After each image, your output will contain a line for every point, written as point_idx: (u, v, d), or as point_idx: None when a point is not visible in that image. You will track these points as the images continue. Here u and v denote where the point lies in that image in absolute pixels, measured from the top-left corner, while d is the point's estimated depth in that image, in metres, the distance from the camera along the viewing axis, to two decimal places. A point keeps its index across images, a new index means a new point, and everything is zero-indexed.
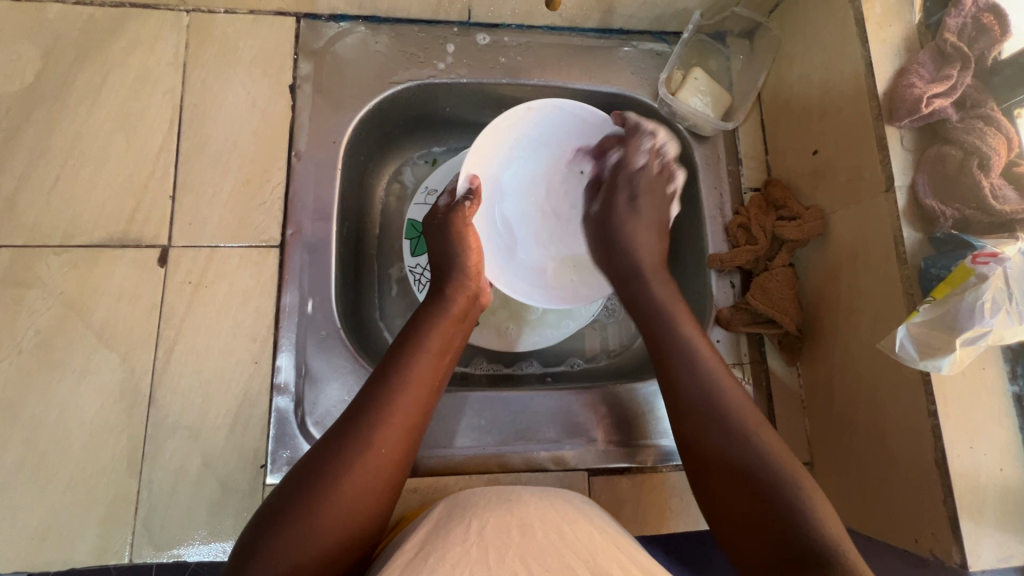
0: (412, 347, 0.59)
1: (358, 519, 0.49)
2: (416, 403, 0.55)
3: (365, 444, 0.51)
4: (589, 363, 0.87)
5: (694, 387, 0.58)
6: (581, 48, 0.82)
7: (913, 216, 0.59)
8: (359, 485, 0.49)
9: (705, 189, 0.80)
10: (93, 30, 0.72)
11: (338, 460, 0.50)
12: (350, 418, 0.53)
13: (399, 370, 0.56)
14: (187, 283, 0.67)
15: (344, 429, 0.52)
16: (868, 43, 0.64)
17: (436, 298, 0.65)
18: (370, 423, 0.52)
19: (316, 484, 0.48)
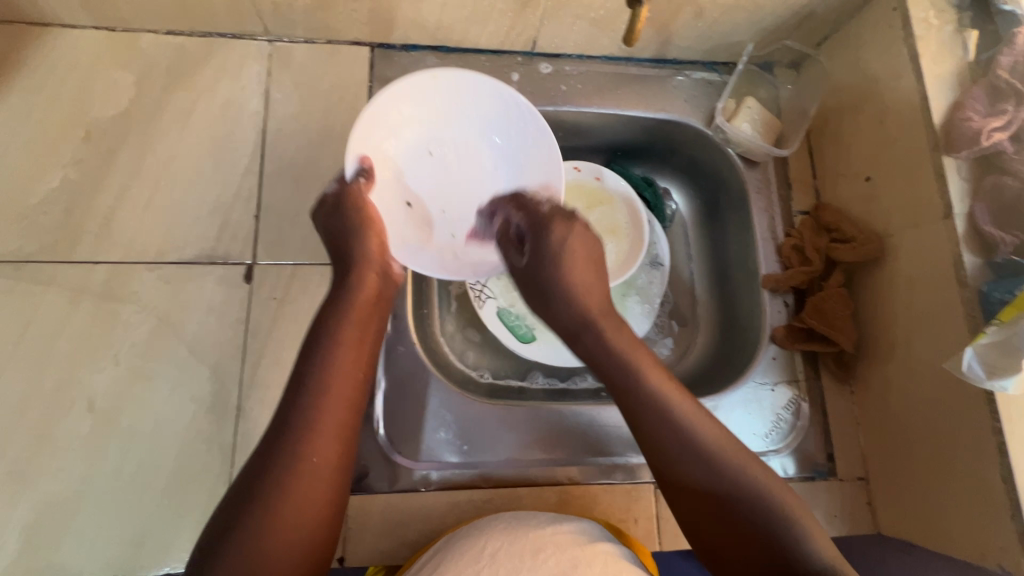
0: (325, 348, 0.55)
1: (305, 537, 0.49)
2: (338, 406, 0.53)
3: (291, 468, 0.49)
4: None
5: (652, 420, 0.56)
6: (637, 77, 0.86)
7: (973, 242, 0.62)
8: (297, 508, 0.48)
9: (757, 212, 0.83)
10: (182, 59, 0.76)
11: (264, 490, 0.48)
12: (271, 442, 0.50)
13: (314, 377, 0.53)
14: (272, 299, 0.70)
15: (272, 457, 0.50)
16: (923, 78, 0.67)
17: (351, 281, 0.60)
18: (290, 448, 0.50)
19: (252, 517, 0.47)
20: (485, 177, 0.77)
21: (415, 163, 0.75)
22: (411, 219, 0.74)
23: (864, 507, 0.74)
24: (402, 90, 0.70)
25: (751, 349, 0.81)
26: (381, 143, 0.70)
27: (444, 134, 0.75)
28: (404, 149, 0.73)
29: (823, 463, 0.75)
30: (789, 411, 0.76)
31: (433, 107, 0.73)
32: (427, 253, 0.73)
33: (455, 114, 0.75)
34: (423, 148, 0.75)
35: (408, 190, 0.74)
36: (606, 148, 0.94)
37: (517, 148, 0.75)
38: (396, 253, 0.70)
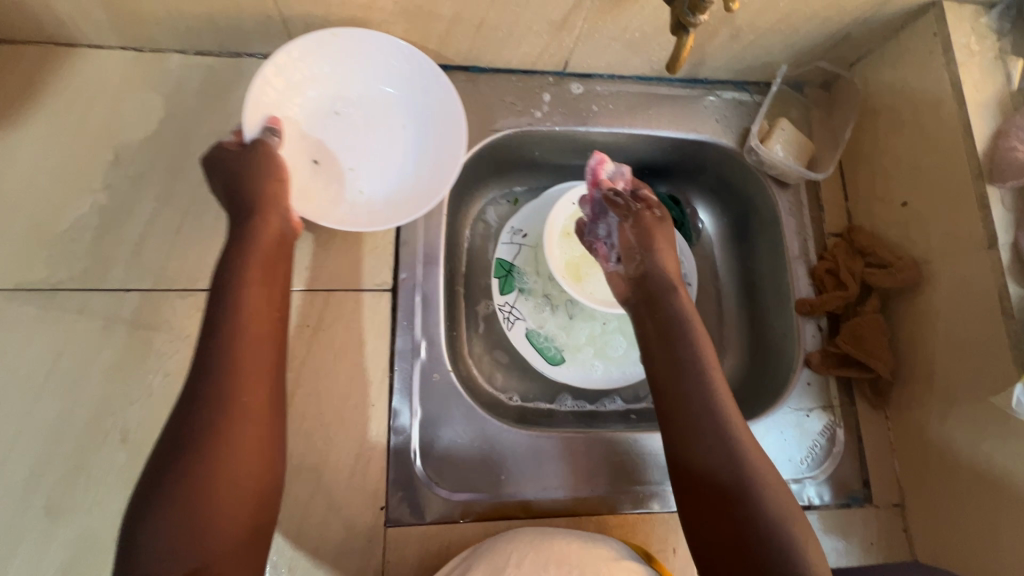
0: (233, 326, 0.52)
1: (241, 524, 0.48)
2: (253, 385, 0.51)
3: (207, 459, 0.47)
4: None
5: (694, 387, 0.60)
6: (668, 97, 0.86)
7: (1018, 273, 0.62)
8: (226, 501, 0.47)
9: (790, 234, 0.83)
10: (212, 80, 0.75)
11: (177, 489, 0.45)
12: (178, 439, 0.48)
13: (226, 360, 0.51)
14: (305, 327, 0.69)
15: (182, 461, 0.46)
16: (965, 105, 0.67)
17: (234, 252, 0.57)
18: (203, 441, 0.47)
19: (171, 515, 0.45)
20: (394, 129, 0.76)
21: (323, 125, 0.74)
22: (319, 177, 0.72)
23: (901, 534, 0.73)
24: (295, 54, 0.69)
25: (784, 374, 0.80)
26: (285, 102, 0.70)
27: (348, 92, 0.75)
28: (311, 111, 0.73)
29: (859, 489, 0.75)
30: (825, 437, 0.76)
31: (339, 67, 0.72)
32: (326, 219, 0.70)
33: (356, 73, 0.74)
34: (327, 108, 0.74)
35: (315, 148, 0.73)
36: (634, 165, 0.93)
37: (426, 105, 0.76)
38: (298, 208, 0.68)
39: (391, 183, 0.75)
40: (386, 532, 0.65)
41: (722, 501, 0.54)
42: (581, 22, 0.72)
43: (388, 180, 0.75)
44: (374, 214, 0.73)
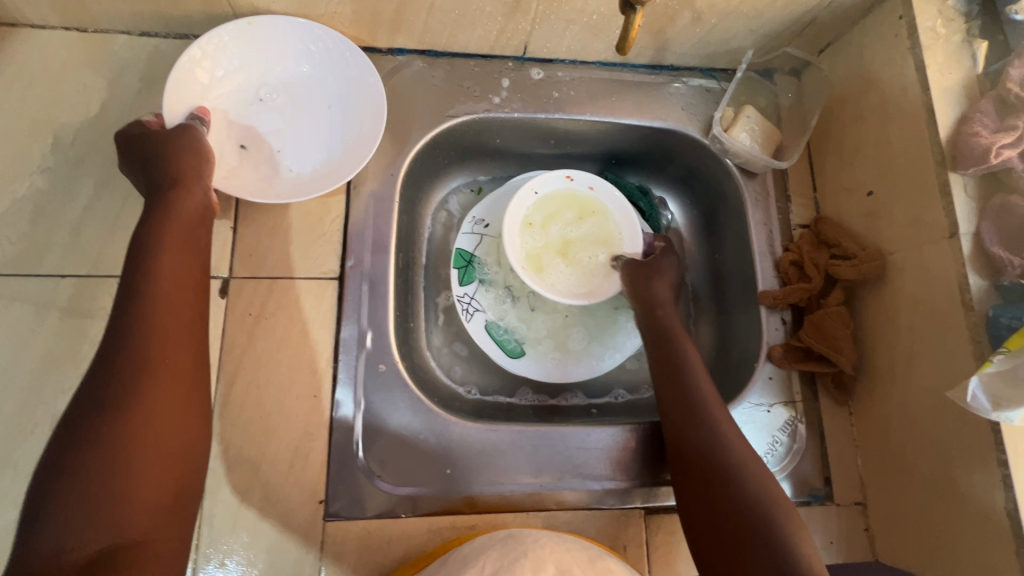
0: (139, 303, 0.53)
1: (164, 492, 0.48)
2: (165, 358, 0.52)
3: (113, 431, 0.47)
4: (633, 395, 0.87)
5: (691, 402, 0.67)
6: (632, 83, 0.83)
7: (980, 263, 0.60)
8: (143, 472, 0.47)
9: (754, 226, 0.80)
10: (158, 61, 0.73)
11: (79, 463, 0.45)
12: (84, 417, 0.48)
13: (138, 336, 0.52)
14: (248, 315, 0.67)
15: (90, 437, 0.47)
16: (929, 90, 0.65)
17: (151, 227, 0.58)
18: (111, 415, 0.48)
19: (76, 489, 0.44)
20: (316, 107, 0.75)
21: (249, 111, 0.73)
22: (246, 161, 0.72)
23: (861, 534, 0.71)
24: (213, 40, 0.69)
25: (746, 369, 0.78)
26: (207, 89, 0.70)
27: (269, 76, 0.73)
28: (234, 98, 0.72)
29: (820, 487, 0.72)
30: (785, 433, 0.74)
31: (255, 54, 0.72)
32: (247, 196, 0.69)
33: (276, 57, 0.73)
34: (251, 93, 0.73)
35: (242, 132, 0.72)
36: (602, 155, 0.91)
37: (348, 83, 0.74)
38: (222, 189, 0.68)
39: (316, 157, 0.73)
40: (324, 526, 0.63)
41: (710, 485, 0.61)
42: (535, 3, 0.70)
43: (313, 155, 0.74)
44: (300, 188, 0.72)
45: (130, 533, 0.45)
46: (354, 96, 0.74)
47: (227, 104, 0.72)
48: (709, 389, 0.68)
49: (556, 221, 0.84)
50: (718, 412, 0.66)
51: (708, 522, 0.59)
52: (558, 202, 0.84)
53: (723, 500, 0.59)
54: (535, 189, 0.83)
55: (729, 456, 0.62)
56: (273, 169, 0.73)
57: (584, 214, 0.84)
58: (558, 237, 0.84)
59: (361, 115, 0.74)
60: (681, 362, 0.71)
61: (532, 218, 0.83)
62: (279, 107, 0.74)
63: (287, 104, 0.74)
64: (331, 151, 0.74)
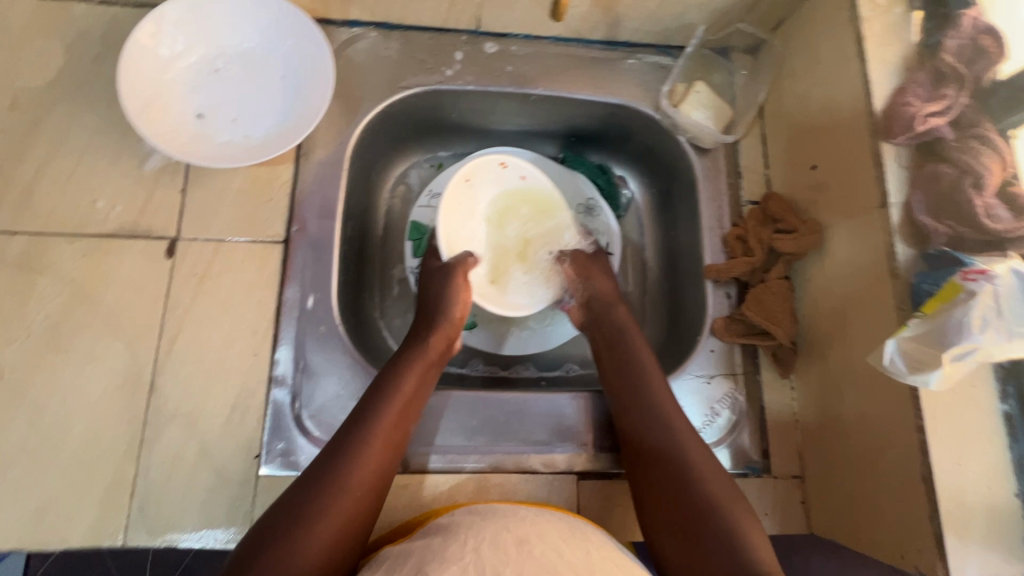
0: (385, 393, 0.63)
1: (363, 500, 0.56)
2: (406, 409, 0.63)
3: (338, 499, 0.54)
4: (585, 369, 0.87)
5: (647, 419, 0.65)
6: (587, 59, 0.84)
7: (907, 232, 0.60)
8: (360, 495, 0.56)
9: (704, 201, 0.81)
10: (115, 29, 0.75)
11: (323, 511, 0.53)
12: (356, 456, 0.57)
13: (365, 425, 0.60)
14: (193, 275, 0.69)
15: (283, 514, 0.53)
16: (867, 62, 0.65)
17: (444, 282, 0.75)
18: (321, 495, 0.54)
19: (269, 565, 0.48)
20: (271, 77, 0.75)
21: (204, 82, 0.73)
22: (203, 131, 0.72)
23: (798, 506, 0.71)
24: (165, 12, 0.69)
25: (690, 341, 0.78)
26: (164, 61, 0.71)
27: (224, 47, 0.74)
28: (189, 69, 0.73)
29: (757, 459, 0.73)
30: (724, 405, 0.74)
31: (209, 26, 0.73)
32: (202, 160, 0.69)
33: (230, 29, 0.73)
34: (207, 64, 0.73)
35: (198, 101, 0.73)
36: (562, 133, 0.92)
37: (303, 54, 0.74)
38: (172, 155, 0.67)
39: (272, 125, 0.74)
40: (257, 481, 0.64)
41: (670, 483, 0.60)
42: None
43: (269, 123, 0.74)
44: (254, 153, 0.72)
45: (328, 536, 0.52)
46: (306, 62, 0.74)
47: (183, 75, 0.72)
48: (670, 403, 0.66)
49: (510, 218, 0.84)
50: (673, 416, 0.65)
51: (674, 543, 0.56)
52: (509, 199, 0.85)
53: (675, 494, 0.59)
54: (471, 173, 0.81)
55: (689, 471, 0.60)
56: (229, 138, 0.73)
57: (541, 211, 0.85)
58: (517, 236, 0.84)
59: (314, 80, 0.74)
60: (633, 359, 0.71)
61: (489, 216, 0.84)
62: (235, 78, 0.74)
63: (243, 76, 0.75)
64: (286, 118, 0.74)
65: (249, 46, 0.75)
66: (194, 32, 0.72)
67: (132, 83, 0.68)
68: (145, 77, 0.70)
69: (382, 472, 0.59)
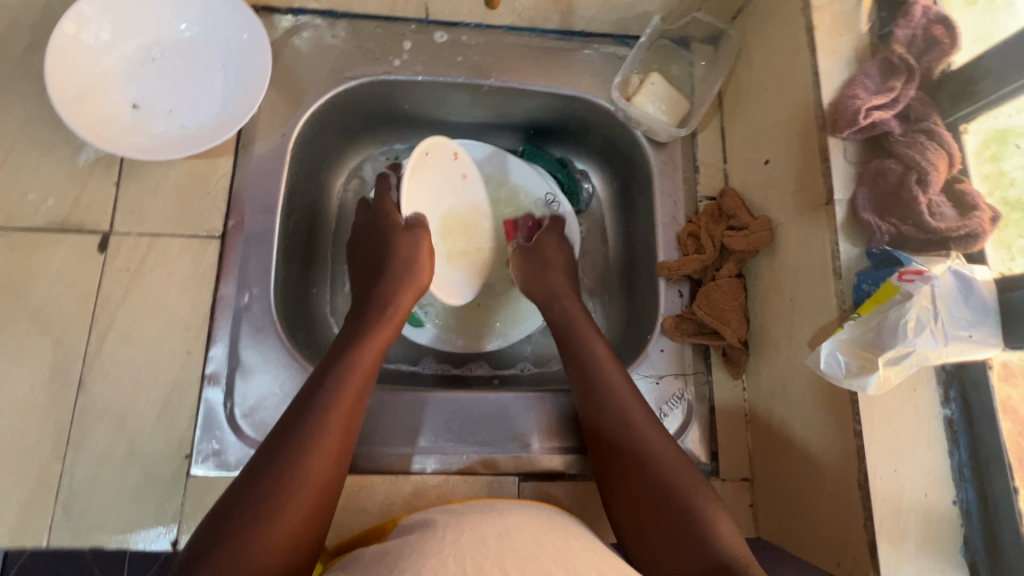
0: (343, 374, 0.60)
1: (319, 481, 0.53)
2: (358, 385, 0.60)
3: (299, 481, 0.51)
4: (539, 368, 0.86)
5: (609, 407, 0.63)
6: (541, 49, 0.82)
7: (851, 231, 0.58)
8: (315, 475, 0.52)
9: (659, 196, 0.78)
10: (49, 16, 0.72)
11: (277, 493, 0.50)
12: (308, 433, 0.54)
13: (322, 405, 0.57)
14: (126, 270, 0.67)
15: (237, 501, 0.49)
16: (817, 53, 0.62)
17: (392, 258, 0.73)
18: (280, 479, 0.51)
19: (223, 557, 0.45)
20: (209, 67, 0.73)
21: (139, 72, 0.71)
22: (137, 122, 0.70)
23: (746, 510, 0.70)
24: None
25: (642, 340, 0.77)
26: (95, 50, 0.68)
27: (160, 36, 0.72)
28: (122, 59, 0.70)
29: (706, 462, 0.71)
30: (674, 406, 0.72)
31: (143, 14, 0.70)
32: (133, 152, 0.67)
33: (165, 17, 0.71)
34: (142, 52, 0.71)
35: (132, 92, 0.70)
36: (520, 126, 0.90)
37: (242, 42, 0.72)
38: (101, 148, 0.65)
39: (209, 116, 0.72)
40: (187, 481, 0.63)
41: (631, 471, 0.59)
42: None
43: (207, 113, 0.72)
44: (190, 145, 0.70)
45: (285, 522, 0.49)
46: (245, 51, 0.72)
47: (115, 65, 0.70)
48: (626, 389, 0.65)
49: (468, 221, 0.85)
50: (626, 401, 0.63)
51: (656, 538, 0.54)
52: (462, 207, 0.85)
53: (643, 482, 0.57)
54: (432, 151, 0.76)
55: (653, 456, 0.58)
56: (164, 130, 0.71)
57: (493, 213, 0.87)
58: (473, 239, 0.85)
59: (252, 69, 0.72)
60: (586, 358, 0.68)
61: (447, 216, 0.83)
62: (171, 68, 0.72)
63: (180, 66, 0.72)
64: (224, 108, 0.72)
65: (186, 35, 0.72)
66: (127, 20, 0.70)
67: (59, 73, 0.65)
68: (74, 67, 0.67)
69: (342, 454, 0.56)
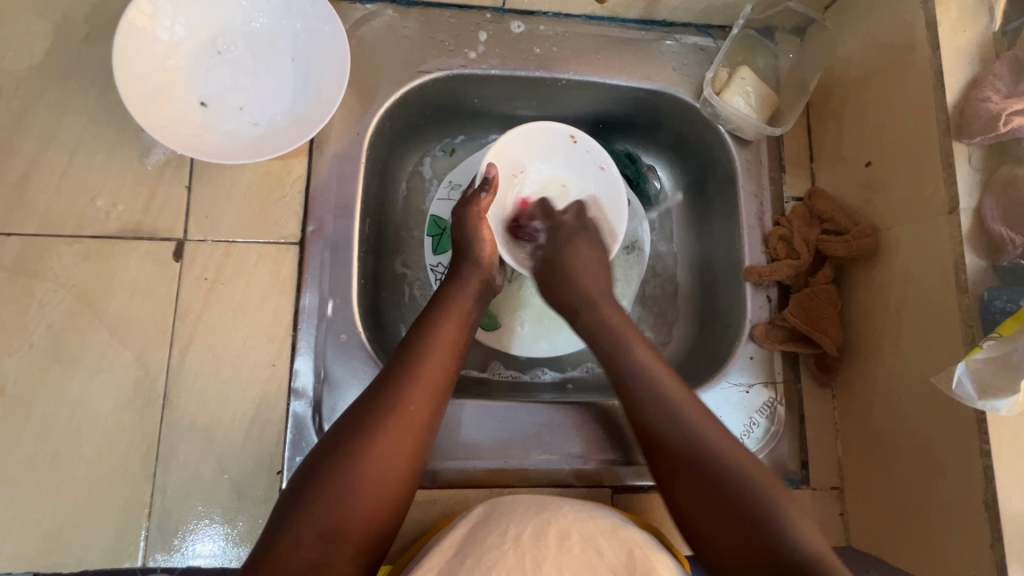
0: (433, 327, 0.62)
1: (408, 440, 0.56)
2: (442, 350, 0.61)
3: (393, 422, 0.55)
4: None
5: (636, 384, 0.61)
6: (620, 39, 0.77)
7: (978, 243, 0.55)
8: (396, 436, 0.55)
9: (745, 196, 0.75)
10: (107, 4, 0.68)
11: (362, 450, 0.53)
12: (391, 395, 0.56)
13: (406, 362, 0.59)
14: (203, 280, 0.64)
15: (338, 433, 0.55)
16: (939, 50, 0.59)
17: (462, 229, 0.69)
18: (372, 425, 0.55)
19: (315, 506, 0.51)
20: (278, 59, 0.69)
21: (206, 66, 0.67)
22: (207, 121, 0.66)
23: (836, 518, 0.68)
24: None
25: (726, 347, 0.74)
26: (162, 44, 0.64)
27: (227, 27, 0.67)
28: (189, 52, 0.66)
29: (797, 471, 0.69)
30: (763, 414, 0.70)
31: (211, 3, 0.66)
32: (208, 154, 0.63)
33: (233, 6, 0.67)
34: (208, 45, 0.67)
35: (200, 88, 0.66)
36: (589, 120, 0.85)
37: (314, 34, 0.68)
38: (175, 150, 0.61)
39: (282, 114, 0.68)
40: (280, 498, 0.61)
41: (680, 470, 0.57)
42: None
43: (278, 110, 0.68)
44: (265, 145, 0.66)
45: (368, 474, 0.53)
46: (316, 42, 0.68)
47: (182, 59, 0.66)
48: (651, 359, 0.63)
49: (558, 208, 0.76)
50: (667, 396, 0.60)
51: (702, 522, 0.55)
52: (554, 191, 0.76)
53: (705, 485, 0.55)
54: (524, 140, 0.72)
55: (714, 459, 0.56)
56: (236, 128, 0.67)
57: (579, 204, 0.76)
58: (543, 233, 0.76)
59: (325, 62, 0.68)
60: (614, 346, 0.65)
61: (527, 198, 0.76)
62: (239, 61, 0.68)
63: (248, 59, 0.68)
64: (297, 105, 0.68)
65: (254, 25, 0.68)
66: (194, 9, 0.65)
67: (130, 70, 0.61)
68: (142, 61, 0.63)
69: (435, 398, 0.58)
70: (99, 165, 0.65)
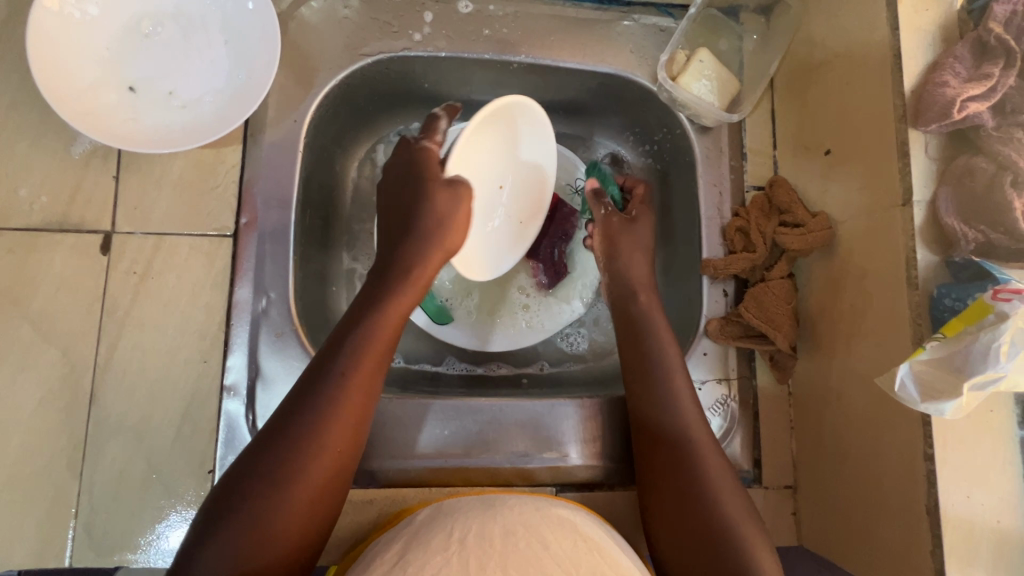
0: (357, 341, 0.55)
1: (332, 466, 0.50)
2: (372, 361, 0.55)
3: (314, 454, 0.49)
4: (557, 368, 0.80)
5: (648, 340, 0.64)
6: (575, 21, 0.73)
7: (930, 236, 0.52)
8: (319, 464, 0.49)
9: (703, 186, 0.72)
10: None
11: (281, 481, 0.47)
12: (317, 416, 0.51)
13: (335, 377, 0.53)
14: (132, 274, 0.62)
15: (257, 464, 0.48)
16: (899, 28, 0.56)
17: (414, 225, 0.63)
18: (292, 452, 0.49)
19: (224, 545, 0.44)
20: (207, 41, 0.65)
21: (132, 50, 0.64)
22: (132, 106, 0.63)
23: (789, 518, 0.66)
24: None
25: (683, 341, 0.72)
26: (84, 28, 0.61)
27: (155, 8, 0.64)
28: (115, 36, 0.63)
29: (749, 469, 0.67)
30: (717, 412, 0.68)
31: None
32: (130, 142, 0.60)
33: None
34: (133, 27, 0.64)
35: (125, 73, 0.63)
36: (548, 105, 0.81)
37: (244, 13, 0.65)
38: (97, 139, 0.59)
39: (211, 98, 0.65)
40: None
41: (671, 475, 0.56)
42: None
43: (207, 94, 0.65)
44: (192, 131, 0.63)
45: (291, 510, 0.47)
46: (247, 22, 0.65)
47: (106, 42, 0.62)
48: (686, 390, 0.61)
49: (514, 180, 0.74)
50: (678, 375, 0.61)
51: (676, 544, 0.54)
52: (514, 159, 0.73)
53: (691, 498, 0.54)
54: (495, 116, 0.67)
55: (699, 475, 0.55)
56: (161, 114, 0.63)
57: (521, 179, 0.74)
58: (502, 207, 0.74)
59: (256, 42, 0.64)
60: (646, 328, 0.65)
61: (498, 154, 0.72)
62: (167, 45, 0.65)
63: (177, 41, 0.65)
64: (227, 89, 0.65)
65: (184, 6, 0.65)
66: None
67: (44, 53, 0.58)
68: (58, 42, 0.60)
69: (359, 426, 0.53)
70: (20, 154, 0.62)
